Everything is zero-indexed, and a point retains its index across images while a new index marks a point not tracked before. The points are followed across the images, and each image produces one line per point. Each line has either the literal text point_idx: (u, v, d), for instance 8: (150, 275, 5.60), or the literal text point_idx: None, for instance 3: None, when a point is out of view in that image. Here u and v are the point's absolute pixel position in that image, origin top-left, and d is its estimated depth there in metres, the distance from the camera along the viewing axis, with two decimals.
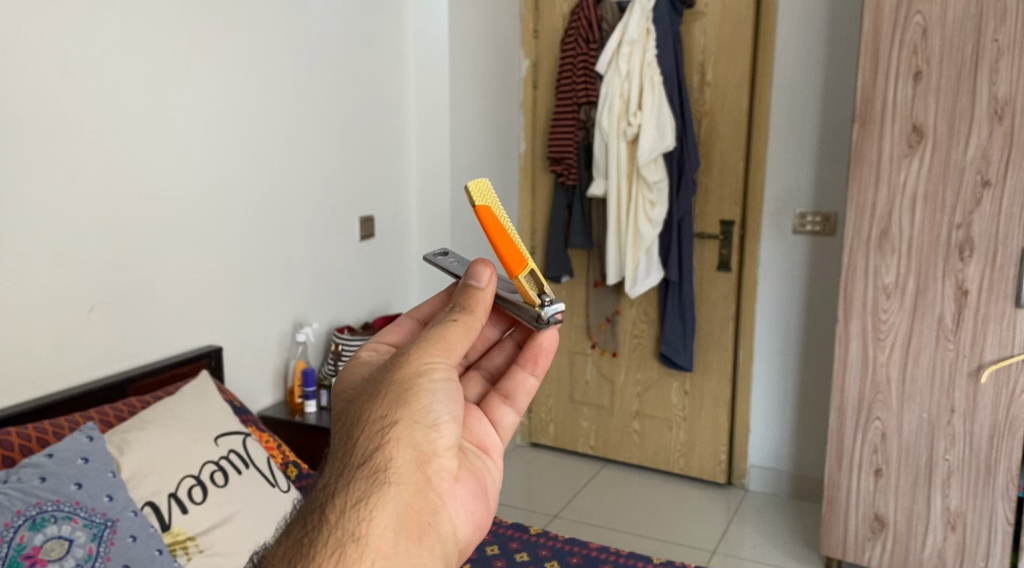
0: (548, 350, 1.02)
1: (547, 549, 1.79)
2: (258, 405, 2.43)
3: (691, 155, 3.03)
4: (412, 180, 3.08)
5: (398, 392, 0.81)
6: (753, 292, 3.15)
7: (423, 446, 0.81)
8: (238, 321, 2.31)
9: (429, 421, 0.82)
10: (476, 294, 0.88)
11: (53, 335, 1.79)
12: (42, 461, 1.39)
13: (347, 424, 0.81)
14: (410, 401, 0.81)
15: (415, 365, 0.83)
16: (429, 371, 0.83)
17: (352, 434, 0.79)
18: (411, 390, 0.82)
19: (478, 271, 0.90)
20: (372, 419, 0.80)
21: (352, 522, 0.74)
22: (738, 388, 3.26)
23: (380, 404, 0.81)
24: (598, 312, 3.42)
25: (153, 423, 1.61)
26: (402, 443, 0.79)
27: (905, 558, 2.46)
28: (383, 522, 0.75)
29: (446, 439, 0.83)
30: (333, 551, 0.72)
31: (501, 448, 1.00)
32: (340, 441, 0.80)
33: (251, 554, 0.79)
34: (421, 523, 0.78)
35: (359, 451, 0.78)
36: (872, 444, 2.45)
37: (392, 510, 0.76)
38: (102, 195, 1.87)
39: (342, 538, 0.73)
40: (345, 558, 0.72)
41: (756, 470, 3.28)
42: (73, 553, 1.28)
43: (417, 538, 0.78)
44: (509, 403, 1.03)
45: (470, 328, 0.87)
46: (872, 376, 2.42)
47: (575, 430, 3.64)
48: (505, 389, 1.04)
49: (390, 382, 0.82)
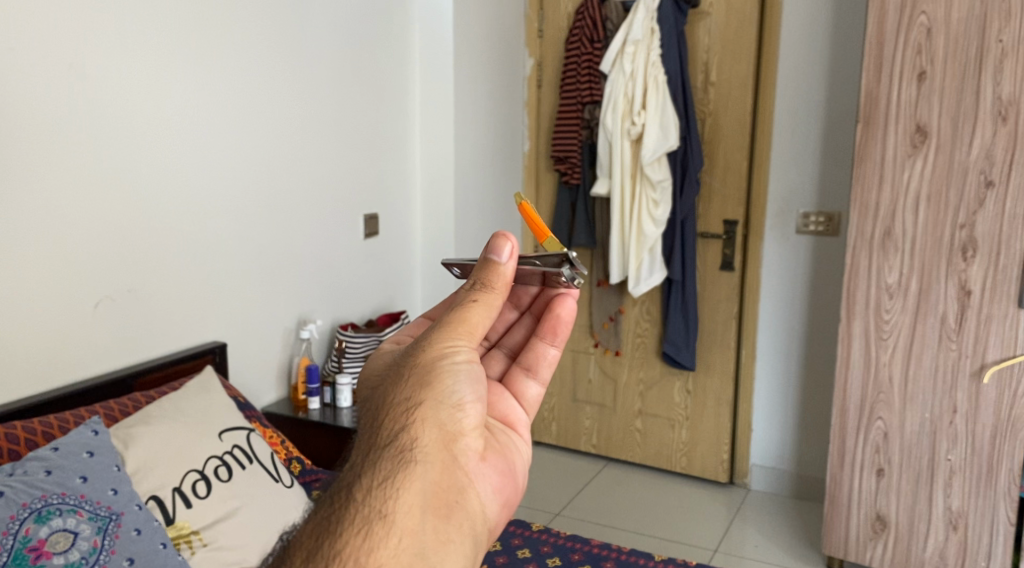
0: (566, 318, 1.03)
1: (549, 545, 1.80)
2: (262, 401, 2.44)
3: (694, 155, 3.03)
4: (416, 178, 3.09)
5: (421, 374, 0.82)
6: (756, 291, 3.15)
7: (448, 426, 0.81)
8: (242, 318, 2.32)
9: (453, 402, 0.82)
10: (497, 268, 0.87)
11: (57, 330, 1.80)
12: (48, 455, 1.40)
13: (371, 408, 0.81)
14: (433, 384, 0.82)
15: (437, 349, 0.84)
16: (451, 354, 0.84)
17: (377, 417, 0.79)
18: (434, 373, 0.82)
19: (498, 246, 0.88)
20: (396, 402, 0.80)
21: (379, 500, 0.73)
22: (741, 387, 3.26)
23: (404, 388, 0.81)
24: (602, 310, 3.44)
25: (158, 418, 1.62)
26: (427, 423, 0.79)
27: (906, 558, 2.46)
28: (410, 500, 0.74)
29: (471, 418, 0.83)
30: (360, 528, 0.72)
31: (528, 421, 1.00)
32: (364, 425, 0.80)
33: (278, 539, 0.79)
34: (449, 501, 0.77)
35: (383, 432, 0.78)
36: (874, 444, 2.45)
37: (419, 488, 0.75)
38: (108, 193, 1.88)
39: (369, 516, 0.72)
40: (372, 535, 0.72)
41: (758, 470, 3.29)
42: (78, 545, 1.29)
43: (445, 515, 0.77)
44: (532, 376, 1.04)
45: (493, 307, 0.87)
46: (875, 376, 2.42)
47: (578, 428, 3.64)
48: (528, 362, 1.04)
49: (413, 367, 0.83)
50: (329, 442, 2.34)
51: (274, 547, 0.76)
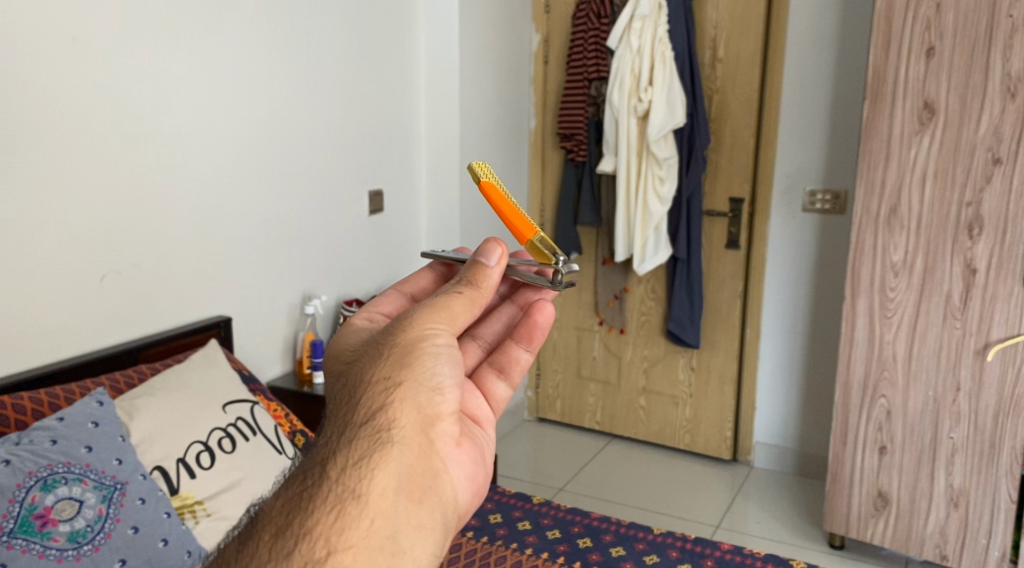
0: (545, 323, 1.03)
1: (549, 518, 1.76)
2: (267, 375, 2.46)
3: (701, 132, 3.03)
4: (421, 154, 3.09)
5: (401, 356, 0.81)
6: (762, 268, 3.15)
7: (427, 409, 0.80)
8: (248, 292, 2.34)
9: (432, 385, 0.81)
10: (484, 271, 0.90)
11: (65, 302, 1.82)
12: (53, 424, 1.41)
13: (349, 386, 0.80)
14: (412, 364, 0.81)
15: (418, 329, 0.84)
16: (431, 337, 0.84)
17: (355, 395, 0.78)
18: (415, 353, 0.82)
19: (490, 249, 0.91)
20: (373, 381, 0.79)
21: (353, 479, 0.72)
22: (745, 365, 3.27)
23: (384, 365, 0.81)
24: (607, 289, 3.44)
25: (163, 391, 1.63)
26: (406, 404, 0.79)
27: (907, 536, 2.47)
28: (384, 480, 0.74)
29: (449, 403, 0.82)
30: (332, 507, 0.71)
31: (494, 418, 0.97)
32: (339, 403, 0.79)
33: (247, 509, 0.77)
34: (421, 485, 0.77)
35: (360, 410, 0.77)
36: (876, 422, 2.46)
37: (393, 470, 0.75)
38: (113, 166, 1.89)
39: (342, 494, 0.71)
40: (344, 515, 0.71)
41: (761, 447, 3.30)
42: (84, 513, 1.31)
43: (417, 499, 0.76)
44: (502, 376, 1.02)
45: (474, 304, 0.89)
46: (879, 353, 2.42)
47: (582, 405, 3.67)
48: (502, 364, 1.03)
49: (394, 345, 0.82)
50: None
51: (245, 517, 0.75)
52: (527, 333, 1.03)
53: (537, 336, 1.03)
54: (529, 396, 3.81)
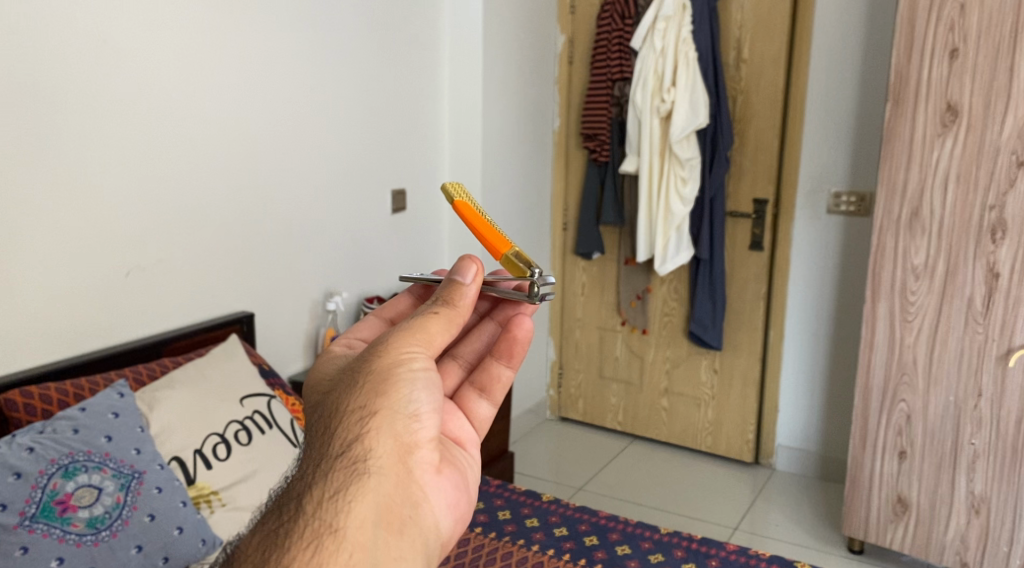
0: (524, 341, 1.06)
1: (557, 515, 1.77)
2: (289, 370, 2.51)
3: (724, 132, 3.02)
4: (445, 154, 3.12)
5: (376, 384, 0.86)
6: (786, 269, 3.13)
7: (404, 437, 0.86)
8: (271, 289, 2.39)
9: (408, 412, 0.86)
10: (460, 289, 0.92)
11: (92, 296, 1.88)
12: (76, 414, 1.46)
13: (327, 417, 0.85)
14: (388, 393, 0.86)
15: (393, 356, 0.88)
16: (406, 362, 0.88)
17: (331, 427, 0.83)
18: (392, 379, 0.86)
19: (465, 267, 0.93)
20: (351, 410, 0.84)
21: (330, 513, 0.78)
22: (768, 367, 3.25)
23: (360, 395, 0.85)
24: (629, 289, 3.45)
25: (183, 383, 1.68)
26: (381, 433, 0.84)
27: (927, 542, 2.45)
28: (361, 513, 0.79)
29: (425, 430, 0.87)
30: (310, 540, 0.77)
31: (478, 438, 1.04)
32: (317, 432, 0.85)
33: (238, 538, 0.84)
34: (401, 515, 0.82)
35: (337, 442, 0.82)
36: (896, 426, 2.44)
37: (372, 500, 0.80)
38: (140, 165, 1.95)
39: (320, 529, 0.77)
40: (322, 549, 0.76)
41: (783, 450, 3.28)
42: (102, 500, 1.36)
43: (397, 529, 0.81)
44: (484, 396, 1.07)
45: (452, 323, 0.92)
46: (899, 357, 2.40)
47: (604, 405, 3.68)
48: (482, 382, 1.08)
49: (370, 373, 0.87)
50: None
51: (234, 547, 0.81)
52: (505, 351, 1.07)
53: (516, 353, 1.07)
54: (551, 395, 3.83)
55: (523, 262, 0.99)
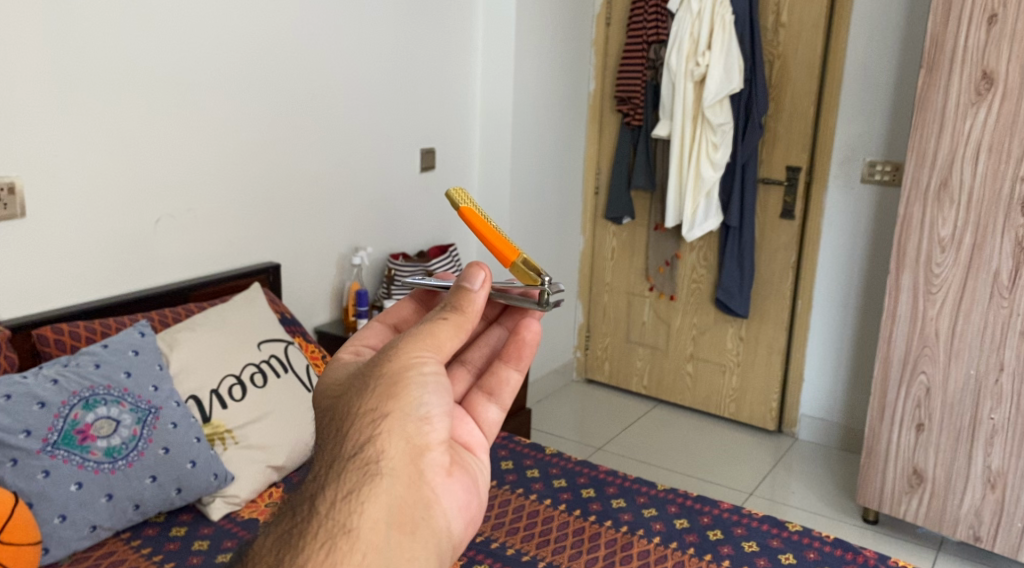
0: (535, 340, 0.92)
1: (558, 468, 1.81)
2: (315, 321, 2.59)
3: (758, 98, 2.98)
4: (476, 114, 3.14)
5: (388, 382, 0.70)
6: (816, 239, 3.10)
7: (416, 439, 0.69)
8: (298, 241, 2.45)
9: (422, 412, 0.70)
10: (468, 294, 0.77)
11: (122, 241, 1.96)
12: (97, 350, 1.54)
13: (333, 419, 0.69)
14: (400, 392, 0.70)
15: (403, 355, 0.72)
16: (418, 364, 0.72)
17: (340, 424, 0.68)
18: (402, 381, 0.70)
19: (471, 272, 0.77)
20: (361, 410, 0.69)
21: (341, 514, 0.63)
22: (794, 337, 3.23)
23: (370, 394, 0.69)
24: (658, 255, 3.46)
25: (203, 326, 1.76)
26: (395, 434, 0.68)
27: (941, 514, 2.44)
28: (374, 515, 0.64)
29: (442, 432, 0.71)
30: (322, 544, 0.62)
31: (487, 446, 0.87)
32: (326, 434, 0.69)
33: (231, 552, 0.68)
34: (416, 518, 0.66)
35: (347, 442, 0.67)
36: (915, 398, 2.42)
37: (384, 503, 0.65)
38: (170, 116, 2.01)
39: (332, 530, 0.62)
40: (334, 552, 0.62)
41: (807, 420, 3.27)
42: (120, 432, 1.45)
43: (411, 533, 0.66)
44: (493, 400, 0.91)
45: (462, 330, 0.76)
46: (921, 329, 2.38)
47: (630, 369, 3.70)
48: (490, 385, 0.92)
49: (379, 372, 0.71)
50: None
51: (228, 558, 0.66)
52: (513, 351, 0.93)
53: (525, 354, 0.93)
54: (578, 357, 3.87)
55: (534, 271, 0.90)
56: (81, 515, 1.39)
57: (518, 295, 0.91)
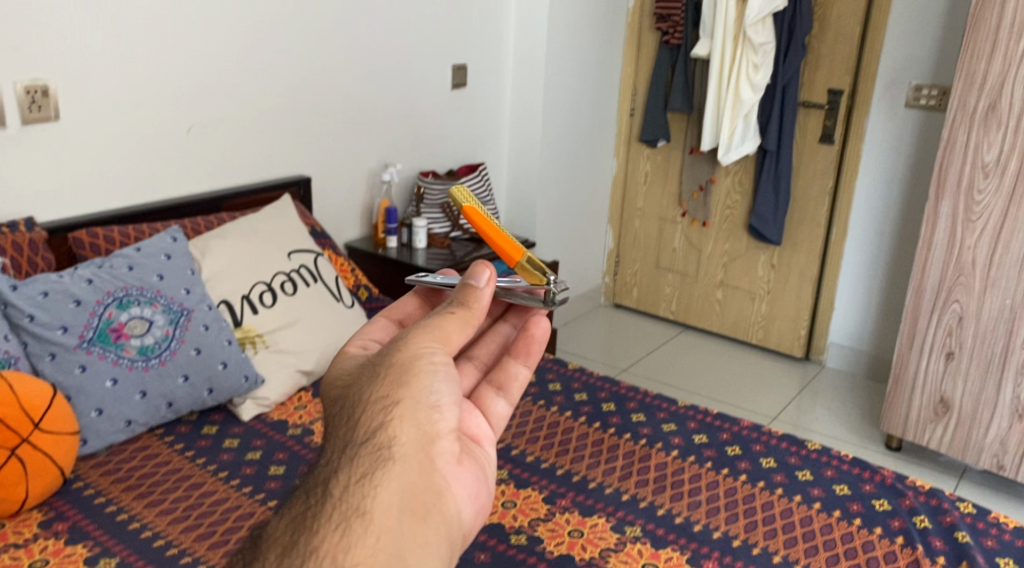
0: (544, 336, 0.88)
1: (580, 383, 1.83)
2: (345, 236, 2.61)
3: (803, 17, 2.88)
4: (510, 29, 3.07)
5: (399, 372, 0.68)
6: (855, 165, 3.02)
7: (427, 427, 0.67)
8: (329, 155, 2.45)
9: (432, 402, 0.68)
10: (474, 292, 0.76)
11: (154, 149, 1.98)
12: (131, 252, 1.57)
13: (342, 408, 0.66)
14: (411, 381, 0.68)
15: (412, 348, 0.70)
16: (428, 354, 0.70)
17: (352, 412, 0.65)
18: (412, 370, 0.68)
19: (477, 269, 0.76)
20: (371, 399, 0.66)
21: (356, 495, 0.58)
22: (827, 265, 3.19)
23: (381, 384, 0.67)
24: (692, 179, 3.41)
25: (234, 233, 1.78)
26: (407, 420, 0.65)
27: (965, 442, 2.44)
28: (388, 499, 0.60)
29: (451, 421, 0.69)
30: (337, 524, 0.57)
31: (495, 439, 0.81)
32: (335, 423, 0.65)
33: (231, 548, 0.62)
34: (428, 504, 0.62)
35: (359, 429, 0.63)
36: (947, 327, 2.39)
37: (398, 487, 0.61)
38: (200, 22, 2.00)
39: (346, 512, 0.57)
40: (349, 534, 0.56)
41: (835, 348, 3.25)
42: (153, 332, 1.50)
43: (424, 519, 0.61)
44: (501, 393, 0.85)
45: (469, 325, 0.74)
46: (957, 258, 2.33)
47: (658, 294, 3.70)
48: (498, 379, 0.86)
49: (388, 364, 0.69)
50: (402, 276, 2.49)
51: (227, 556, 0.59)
52: (522, 346, 0.88)
53: (533, 348, 0.88)
54: (607, 282, 3.86)
55: (539, 271, 0.86)
56: (117, 410, 1.45)
57: (522, 291, 0.88)
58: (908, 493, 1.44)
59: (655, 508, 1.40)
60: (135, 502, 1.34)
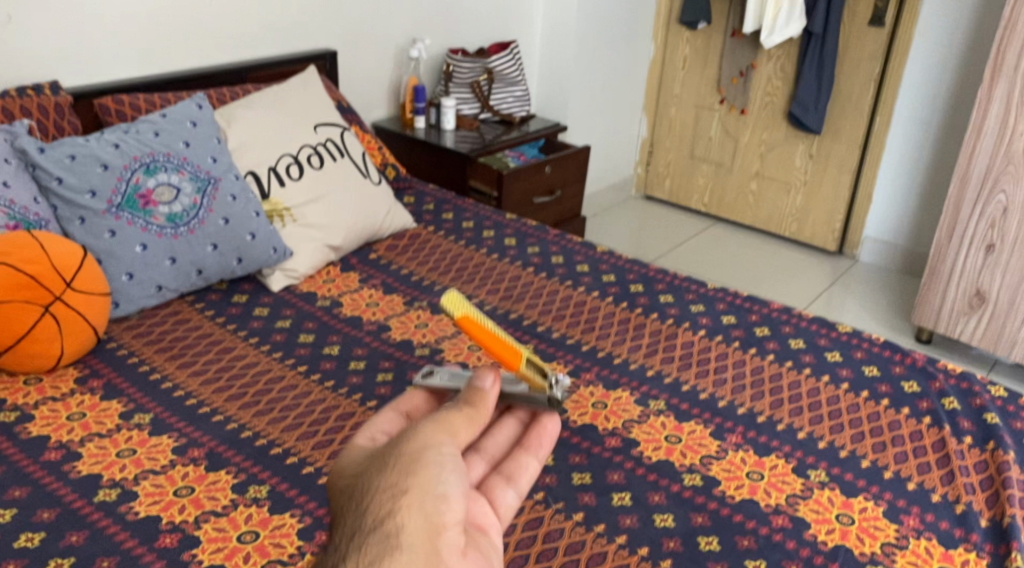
0: (552, 431, 0.88)
1: (608, 265, 1.80)
2: (372, 116, 2.55)
3: None
4: None
5: (407, 462, 0.69)
6: (905, 49, 2.88)
7: (435, 513, 0.67)
8: (355, 29, 2.37)
9: (438, 492, 0.68)
10: (480, 392, 0.78)
11: (176, 18, 1.92)
12: (157, 120, 1.55)
13: (353, 500, 0.68)
14: (419, 469, 0.69)
15: (421, 439, 0.71)
16: (435, 446, 0.71)
17: (360, 504, 0.67)
18: (419, 461, 0.69)
19: (483, 371, 0.81)
20: (380, 488, 0.67)
21: None
22: (867, 156, 3.09)
23: (389, 473, 0.69)
24: (733, 65, 3.29)
25: (260, 105, 1.74)
26: (414, 508, 0.66)
27: (998, 336, 2.41)
28: None
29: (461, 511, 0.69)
30: None
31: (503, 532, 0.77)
32: (346, 512, 0.67)
33: None
34: None
35: (368, 518, 0.65)
36: (990, 218, 2.32)
37: None
38: None
39: None
40: None
41: (870, 242, 3.19)
42: (181, 200, 1.49)
43: None
44: (509, 485, 0.81)
45: (474, 421, 0.76)
46: (1007, 145, 2.23)
47: (691, 186, 3.63)
48: (510, 470, 0.83)
49: (397, 455, 0.70)
50: (430, 156, 2.45)
51: None
52: (530, 440, 0.87)
53: (542, 443, 0.87)
54: (639, 173, 3.79)
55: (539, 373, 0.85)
56: (147, 275, 1.46)
57: (525, 392, 0.88)
58: (938, 376, 1.42)
59: (680, 383, 1.41)
60: (168, 363, 1.36)
